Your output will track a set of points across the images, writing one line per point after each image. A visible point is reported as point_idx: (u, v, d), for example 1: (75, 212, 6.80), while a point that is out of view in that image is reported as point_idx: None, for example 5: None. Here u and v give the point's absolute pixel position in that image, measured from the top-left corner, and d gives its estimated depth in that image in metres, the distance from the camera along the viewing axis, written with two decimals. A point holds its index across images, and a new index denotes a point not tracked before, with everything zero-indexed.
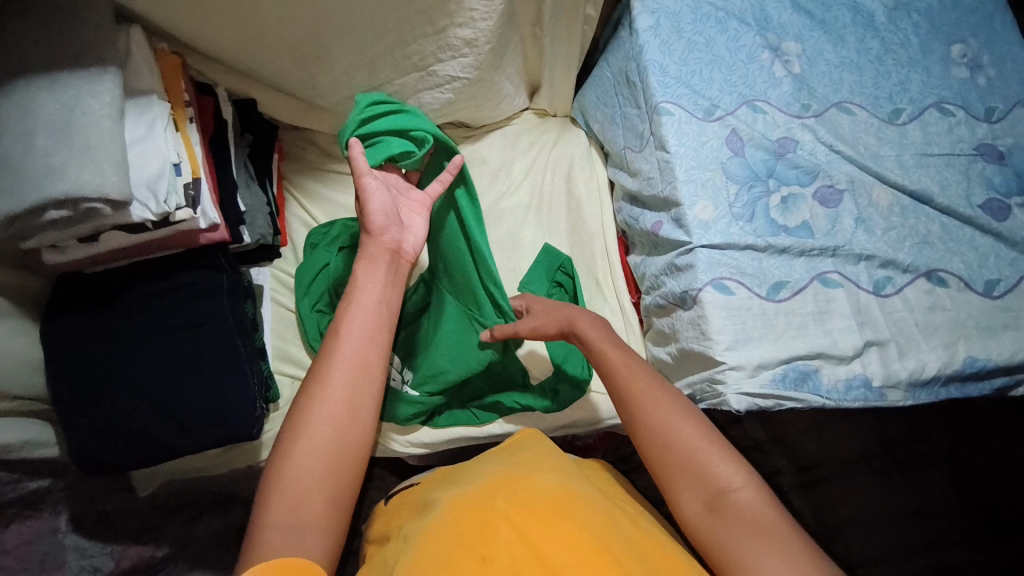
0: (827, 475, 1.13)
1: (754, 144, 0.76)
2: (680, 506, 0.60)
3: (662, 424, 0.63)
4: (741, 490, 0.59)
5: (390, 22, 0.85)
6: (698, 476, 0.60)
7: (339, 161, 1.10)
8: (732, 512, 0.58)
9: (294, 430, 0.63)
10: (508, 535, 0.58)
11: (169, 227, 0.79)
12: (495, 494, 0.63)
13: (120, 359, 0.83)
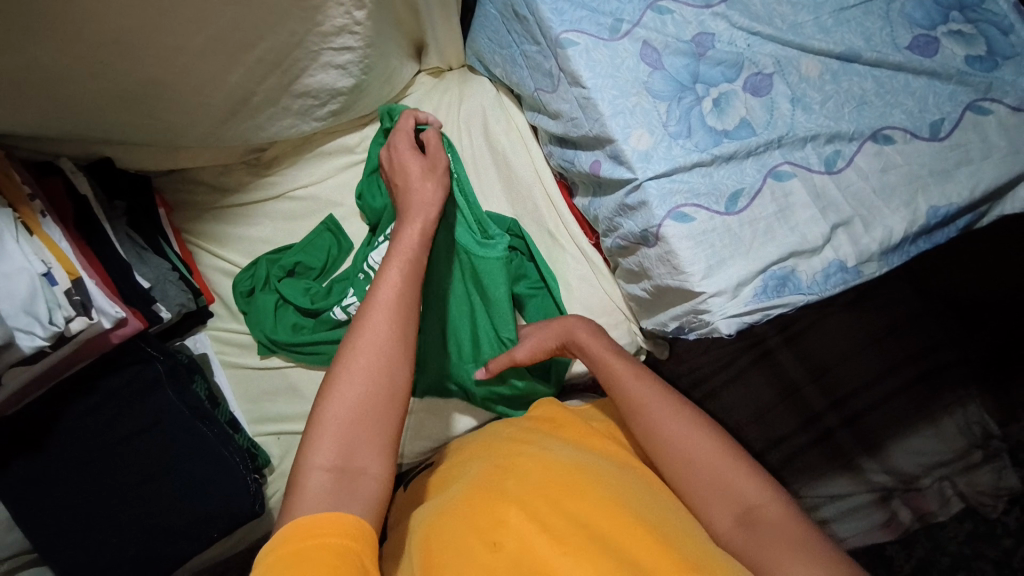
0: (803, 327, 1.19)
1: (671, 51, 0.69)
2: (713, 522, 0.60)
3: (682, 446, 0.63)
4: (768, 506, 0.59)
5: (227, 27, 0.73)
6: (720, 494, 0.60)
7: (234, 193, 0.98)
8: (762, 524, 0.57)
9: (333, 374, 0.57)
10: (520, 518, 0.54)
11: (73, 342, 0.68)
12: (506, 480, 0.59)
13: (83, 492, 0.75)
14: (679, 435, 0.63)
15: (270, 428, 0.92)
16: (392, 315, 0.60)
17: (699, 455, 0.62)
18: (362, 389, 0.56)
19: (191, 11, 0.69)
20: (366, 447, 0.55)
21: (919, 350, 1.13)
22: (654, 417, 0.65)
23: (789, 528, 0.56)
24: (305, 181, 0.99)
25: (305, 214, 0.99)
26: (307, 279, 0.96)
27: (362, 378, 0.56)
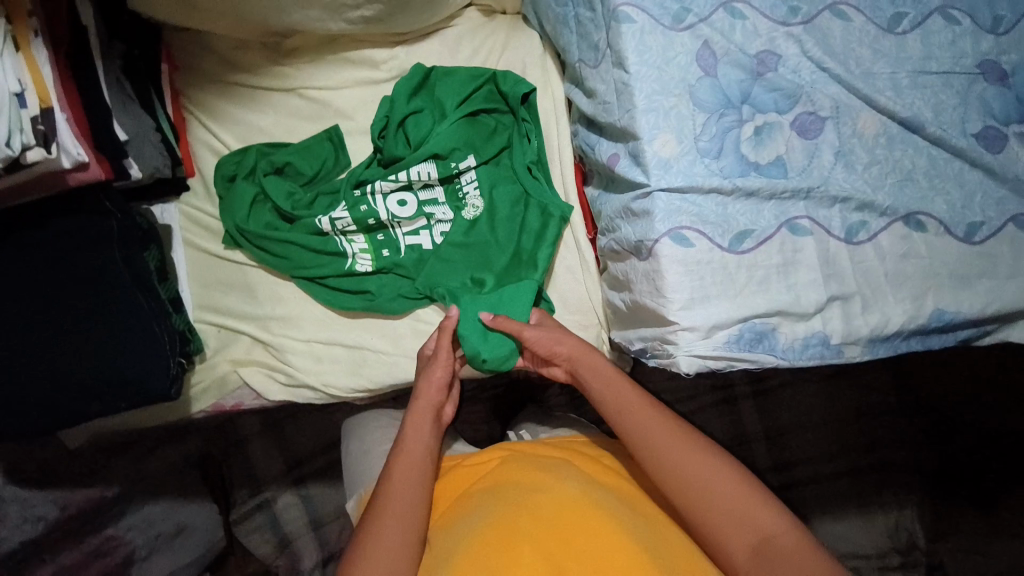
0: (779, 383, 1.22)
1: (730, 61, 0.63)
2: (727, 555, 0.67)
3: (692, 476, 0.69)
4: (782, 534, 0.65)
5: None
6: (739, 525, 0.66)
7: (245, 72, 0.92)
8: (776, 552, 0.64)
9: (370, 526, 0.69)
10: (533, 554, 0.64)
11: (27, 171, 0.64)
12: (521, 513, 0.69)
13: (5, 325, 0.73)
14: (688, 465, 0.69)
15: (214, 319, 0.91)
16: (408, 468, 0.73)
17: (710, 483, 0.68)
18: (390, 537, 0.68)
19: None
20: (406, 549, 0.68)
21: (879, 443, 1.19)
22: (660, 445, 0.71)
23: (803, 557, 0.63)
24: (321, 83, 0.92)
25: (312, 117, 0.94)
26: (294, 183, 0.92)
27: (390, 523, 0.69)
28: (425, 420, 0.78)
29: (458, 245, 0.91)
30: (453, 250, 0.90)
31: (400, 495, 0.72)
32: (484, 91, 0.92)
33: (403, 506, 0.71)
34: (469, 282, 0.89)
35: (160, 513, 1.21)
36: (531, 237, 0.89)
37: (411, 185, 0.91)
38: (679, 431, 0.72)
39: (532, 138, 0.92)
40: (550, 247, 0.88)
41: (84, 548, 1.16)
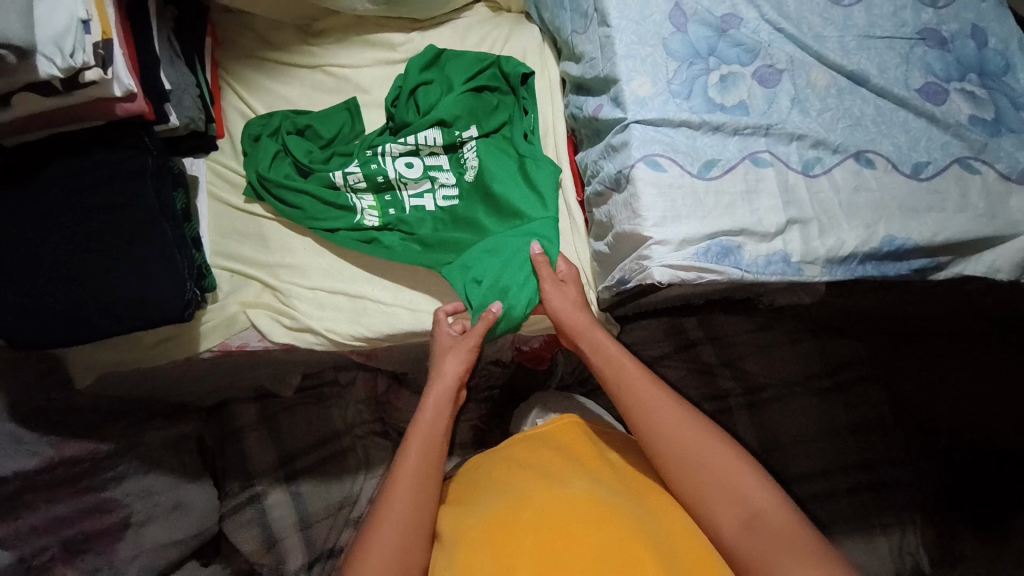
0: (771, 396, 1.37)
1: (698, 19, 0.73)
2: (716, 531, 0.71)
3: (692, 456, 0.74)
4: (774, 510, 0.70)
5: None
6: (732, 502, 0.71)
7: (278, 49, 1.04)
8: (767, 528, 0.68)
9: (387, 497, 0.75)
10: (533, 550, 0.70)
11: (83, 91, 0.73)
12: (523, 511, 0.75)
13: (45, 237, 0.80)
14: (688, 442, 0.74)
15: (229, 264, 0.98)
16: (424, 443, 0.80)
17: (708, 462, 0.73)
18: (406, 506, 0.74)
19: None
20: (418, 528, 0.74)
21: (875, 461, 1.33)
22: (663, 422, 0.76)
23: (790, 532, 0.67)
24: (343, 61, 1.05)
25: (332, 90, 1.05)
26: (313, 144, 1.01)
27: (409, 496, 0.75)
28: (437, 404, 0.84)
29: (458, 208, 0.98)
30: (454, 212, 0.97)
31: (417, 468, 0.78)
32: (488, 72, 1.02)
33: (414, 483, 0.76)
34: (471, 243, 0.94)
35: (162, 485, 1.22)
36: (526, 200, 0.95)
37: (418, 149, 0.99)
38: (682, 414, 0.77)
39: (529, 112, 1.01)
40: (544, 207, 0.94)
41: (79, 502, 1.13)
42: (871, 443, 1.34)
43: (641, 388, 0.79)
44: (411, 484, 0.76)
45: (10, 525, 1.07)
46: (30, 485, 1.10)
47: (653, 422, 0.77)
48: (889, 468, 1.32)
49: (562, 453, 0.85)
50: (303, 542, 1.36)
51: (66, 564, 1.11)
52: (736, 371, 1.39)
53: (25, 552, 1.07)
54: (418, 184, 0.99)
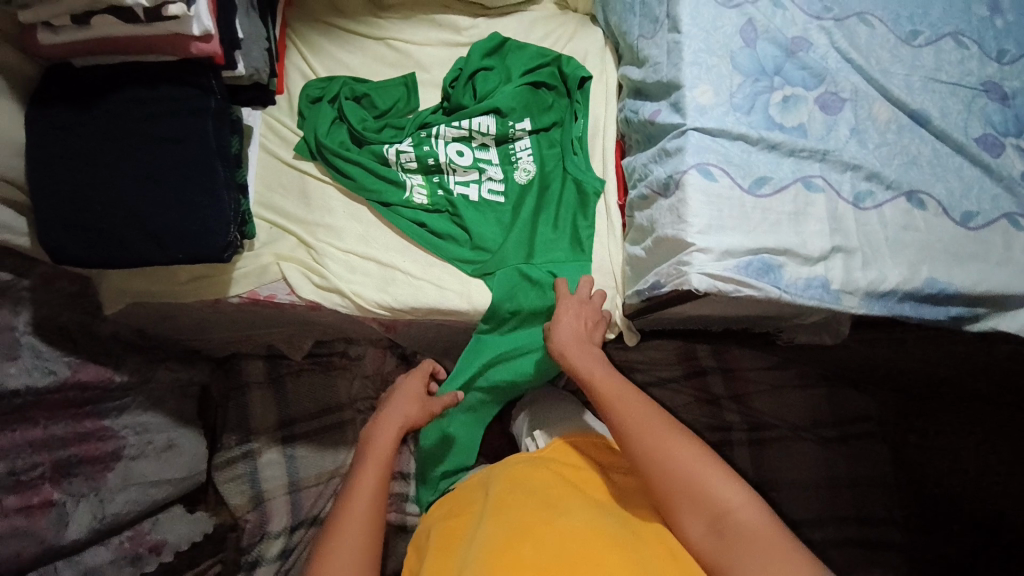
0: (776, 437, 1.35)
1: (768, 38, 0.74)
2: (685, 530, 0.73)
3: (665, 459, 0.74)
4: (743, 510, 0.70)
5: None
6: (701, 506, 0.72)
7: (347, 17, 1.07)
8: (735, 529, 0.69)
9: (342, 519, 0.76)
10: None
11: (162, 24, 0.75)
12: (523, 542, 0.70)
13: (102, 159, 0.82)
14: (654, 443, 0.75)
15: (271, 217, 1.00)
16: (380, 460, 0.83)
17: (677, 462, 0.74)
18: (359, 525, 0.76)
19: None
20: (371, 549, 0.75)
21: (871, 519, 1.30)
22: (636, 427, 0.77)
23: (756, 530, 0.69)
24: (408, 38, 1.07)
25: (393, 64, 1.07)
26: (367, 112, 1.03)
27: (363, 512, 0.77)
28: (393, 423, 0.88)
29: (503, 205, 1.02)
30: (499, 210, 1.01)
31: (370, 482, 0.80)
32: (547, 69, 1.04)
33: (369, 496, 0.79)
34: (515, 250, 0.97)
35: (156, 425, 1.26)
36: (569, 210, 1.00)
37: (471, 136, 1.02)
38: (654, 416, 0.78)
39: (579, 116, 1.03)
40: (586, 220, 0.99)
41: (77, 427, 1.11)
42: (870, 502, 1.31)
43: (611, 388, 0.82)
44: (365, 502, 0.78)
45: (8, 436, 1.00)
46: (36, 401, 1.04)
47: (624, 423, 0.78)
48: (887, 528, 1.29)
49: (556, 479, 0.82)
50: (290, 504, 1.35)
51: (55, 484, 1.06)
52: (744, 406, 1.37)
53: (18, 465, 1.00)
54: (468, 170, 1.02)
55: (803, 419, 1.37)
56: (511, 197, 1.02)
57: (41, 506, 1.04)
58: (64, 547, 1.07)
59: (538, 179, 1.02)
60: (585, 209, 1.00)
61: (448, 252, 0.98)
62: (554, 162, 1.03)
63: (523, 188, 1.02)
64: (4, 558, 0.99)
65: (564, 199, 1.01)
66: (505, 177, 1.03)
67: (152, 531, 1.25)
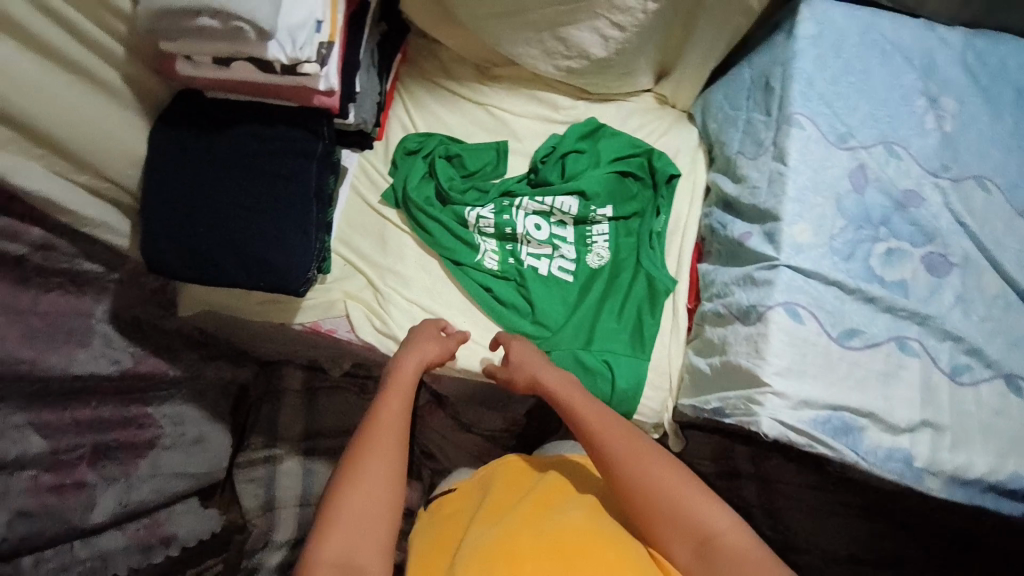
0: (805, 565, 1.26)
1: (878, 186, 0.72)
2: (671, 552, 0.69)
3: (648, 475, 0.70)
4: (729, 533, 0.66)
5: None
6: (688, 527, 0.68)
7: (455, 79, 1.11)
8: (721, 554, 0.65)
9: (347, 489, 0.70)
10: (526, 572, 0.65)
11: (292, 77, 0.79)
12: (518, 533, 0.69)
13: (210, 185, 0.86)
14: (634, 451, 0.72)
15: (347, 255, 1.03)
16: (386, 421, 0.77)
17: (662, 476, 0.70)
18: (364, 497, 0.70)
19: None
20: (376, 522, 0.69)
21: None
22: (618, 443, 0.73)
23: (745, 556, 0.65)
24: (508, 107, 1.09)
25: (489, 129, 1.09)
26: (456, 172, 1.06)
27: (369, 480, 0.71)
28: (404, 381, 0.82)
29: (571, 285, 1.02)
30: (567, 289, 1.02)
31: (374, 445, 0.74)
32: (637, 159, 1.04)
33: (373, 460, 0.72)
34: (574, 334, 0.98)
35: (191, 417, 1.28)
36: (636, 302, 1.00)
37: (551, 212, 1.03)
38: (633, 429, 0.75)
39: (662, 212, 1.03)
40: (652, 316, 0.99)
41: (124, 412, 1.10)
42: None
43: (585, 406, 0.78)
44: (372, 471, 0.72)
45: (58, 411, 0.95)
46: (95, 386, 1.02)
47: (602, 432, 0.75)
48: None
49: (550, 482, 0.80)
50: (297, 522, 1.36)
51: (91, 465, 1.04)
52: (777, 525, 1.29)
53: (61, 444, 0.96)
54: (542, 243, 1.03)
55: (839, 553, 1.28)
56: (580, 279, 1.02)
57: (73, 487, 1.00)
58: (86, 531, 1.04)
59: (611, 266, 1.03)
60: (653, 305, 0.99)
61: (510, 322, 0.99)
62: (630, 252, 1.03)
63: (595, 273, 1.03)
64: (27, 535, 0.93)
65: (633, 290, 1.00)
66: (577, 258, 1.03)
67: (166, 522, 1.24)
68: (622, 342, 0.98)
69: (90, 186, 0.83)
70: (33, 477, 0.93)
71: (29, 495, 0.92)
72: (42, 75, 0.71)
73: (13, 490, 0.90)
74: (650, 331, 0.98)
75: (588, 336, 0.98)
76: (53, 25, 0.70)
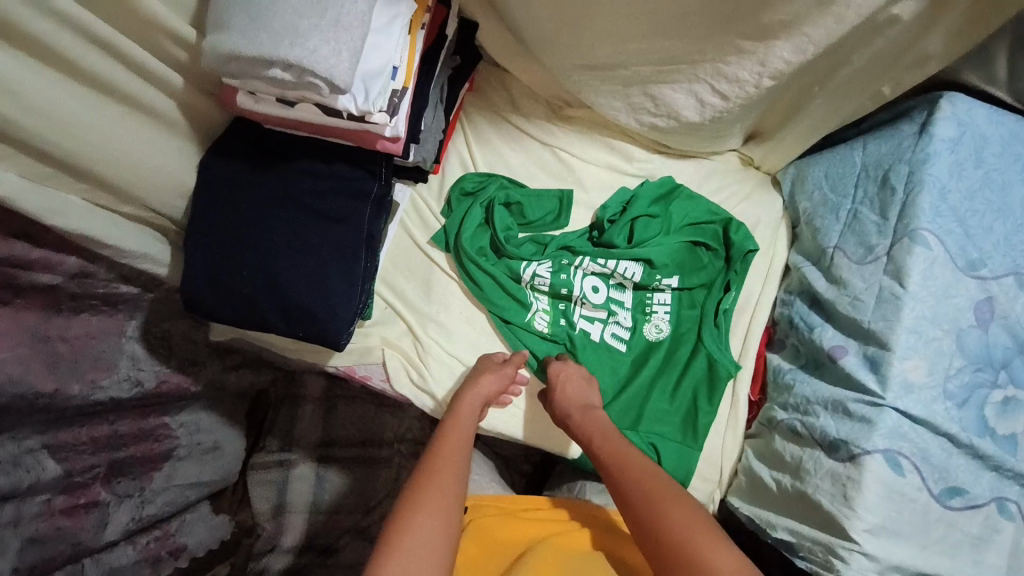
0: None
1: (1004, 324, 0.66)
2: None
3: (655, 505, 0.67)
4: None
5: (668, 30, 0.73)
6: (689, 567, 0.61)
7: (523, 115, 1.01)
8: None
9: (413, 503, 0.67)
10: None
11: (357, 123, 0.73)
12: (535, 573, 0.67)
13: (257, 224, 0.80)
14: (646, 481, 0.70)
15: (389, 297, 0.97)
16: (459, 444, 0.77)
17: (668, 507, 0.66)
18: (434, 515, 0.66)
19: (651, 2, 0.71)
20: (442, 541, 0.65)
21: None
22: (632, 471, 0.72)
23: None
24: (576, 153, 0.99)
25: (553, 174, 1.00)
26: (513, 220, 0.98)
27: (446, 498, 0.69)
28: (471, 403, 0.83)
29: (623, 357, 0.94)
30: (618, 361, 0.93)
31: (454, 467, 0.73)
32: (712, 227, 0.96)
33: (445, 476, 0.71)
34: (623, 412, 0.90)
35: (207, 424, 1.21)
36: (692, 384, 0.92)
37: (612, 275, 0.95)
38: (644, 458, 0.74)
39: (731, 288, 0.94)
40: (709, 402, 0.90)
41: (143, 423, 1.05)
42: None
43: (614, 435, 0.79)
44: (441, 485, 0.70)
45: (71, 433, 0.93)
46: (114, 406, 0.98)
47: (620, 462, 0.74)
48: None
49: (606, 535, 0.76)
50: (307, 525, 1.33)
51: (104, 484, 1.01)
52: None
53: (75, 468, 0.94)
54: (597, 307, 0.94)
55: None
56: (633, 349, 0.94)
57: (86, 507, 0.99)
58: (97, 548, 1.03)
59: (670, 340, 0.95)
60: (711, 390, 0.91)
61: None
62: (693, 327, 0.95)
63: (652, 346, 0.94)
64: (38, 561, 0.93)
65: (691, 371, 0.92)
66: (633, 327, 0.95)
67: (177, 533, 1.21)
68: (672, 427, 0.91)
69: (133, 215, 0.78)
70: (46, 501, 0.92)
71: (42, 520, 0.92)
72: (89, 107, 0.65)
73: (26, 515, 0.89)
74: (706, 419, 0.90)
75: (636, 415, 0.90)
76: (106, 59, 0.63)
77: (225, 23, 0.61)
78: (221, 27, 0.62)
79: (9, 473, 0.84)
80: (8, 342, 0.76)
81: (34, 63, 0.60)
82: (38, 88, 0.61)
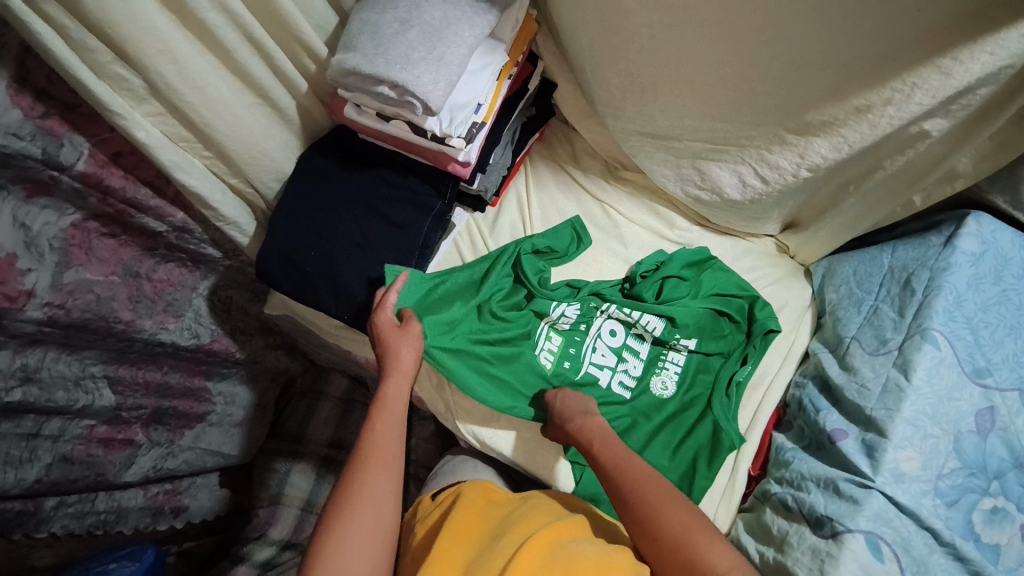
0: None
1: (1003, 435, 0.71)
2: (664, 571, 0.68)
3: (639, 511, 0.72)
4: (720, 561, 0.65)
5: (723, 113, 0.83)
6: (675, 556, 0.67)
7: (580, 169, 1.11)
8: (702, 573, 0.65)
9: (346, 504, 0.70)
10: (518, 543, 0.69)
11: (437, 144, 0.84)
12: (521, 521, 0.75)
13: (332, 216, 0.92)
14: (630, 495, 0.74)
15: None
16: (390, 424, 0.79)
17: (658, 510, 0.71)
18: (370, 513, 0.70)
19: (711, 89, 0.81)
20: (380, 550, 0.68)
21: None
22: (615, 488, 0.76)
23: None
24: (622, 210, 1.08)
25: (598, 224, 1.08)
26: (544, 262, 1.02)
27: (375, 496, 0.71)
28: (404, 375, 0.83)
29: (630, 407, 0.96)
30: (621, 407, 0.95)
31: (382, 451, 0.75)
32: (740, 302, 1.00)
33: (375, 478, 0.72)
34: None
35: (241, 400, 1.31)
36: (693, 446, 0.94)
37: (633, 325, 0.99)
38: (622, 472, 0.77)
39: (748, 362, 0.97)
40: (708, 468, 0.92)
41: (189, 381, 1.15)
42: None
43: (610, 449, 0.81)
44: (371, 488, 0.72)
45: (134, 369, 1.02)
46: (174, 351, 1.08)
47: (614, 475, 0.78)
48: None
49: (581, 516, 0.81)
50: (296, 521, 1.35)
51: (143, 426, 1.10)
52: None
53: (125, 404, 1.02)
54: (614, 354, 0.99)
55: None
56: (637, 399, 0.97)
57: (120, 443, 1.07)
58: (115, 486, 1.10)
59: (680, 401, 0.97)
60: (711, 455, 0.92)
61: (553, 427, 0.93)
62: (705, 391, 0.97)
63: (660, 402, 0.97)
64: (61, 479, 1.00)
65: (696, 433, 0.94)
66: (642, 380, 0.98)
67: (183, 492, 1.27)
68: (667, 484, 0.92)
69: (235, 188, 0.92)
70: (88, 427, 1.00)
71: (80, 442, 1.00)
72: (230, 92, 0.80)
73: (67, 434, 0.98)
74: (702, 484, 0.91)
75: None
76: (255, 56, 0.78)
77: (352, 46, 0.76)
78: (349, 48, 0.76)
79: (69, 390, 0.93)
80: (106, 267, 0.87)
81: (203, 49, 0.75)
82: (201, 70, 0.75)
